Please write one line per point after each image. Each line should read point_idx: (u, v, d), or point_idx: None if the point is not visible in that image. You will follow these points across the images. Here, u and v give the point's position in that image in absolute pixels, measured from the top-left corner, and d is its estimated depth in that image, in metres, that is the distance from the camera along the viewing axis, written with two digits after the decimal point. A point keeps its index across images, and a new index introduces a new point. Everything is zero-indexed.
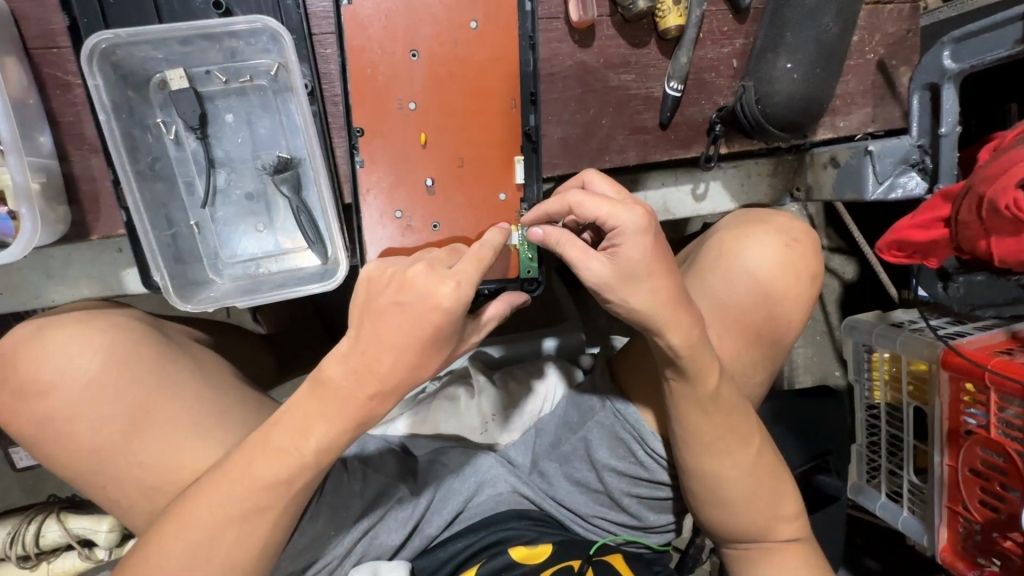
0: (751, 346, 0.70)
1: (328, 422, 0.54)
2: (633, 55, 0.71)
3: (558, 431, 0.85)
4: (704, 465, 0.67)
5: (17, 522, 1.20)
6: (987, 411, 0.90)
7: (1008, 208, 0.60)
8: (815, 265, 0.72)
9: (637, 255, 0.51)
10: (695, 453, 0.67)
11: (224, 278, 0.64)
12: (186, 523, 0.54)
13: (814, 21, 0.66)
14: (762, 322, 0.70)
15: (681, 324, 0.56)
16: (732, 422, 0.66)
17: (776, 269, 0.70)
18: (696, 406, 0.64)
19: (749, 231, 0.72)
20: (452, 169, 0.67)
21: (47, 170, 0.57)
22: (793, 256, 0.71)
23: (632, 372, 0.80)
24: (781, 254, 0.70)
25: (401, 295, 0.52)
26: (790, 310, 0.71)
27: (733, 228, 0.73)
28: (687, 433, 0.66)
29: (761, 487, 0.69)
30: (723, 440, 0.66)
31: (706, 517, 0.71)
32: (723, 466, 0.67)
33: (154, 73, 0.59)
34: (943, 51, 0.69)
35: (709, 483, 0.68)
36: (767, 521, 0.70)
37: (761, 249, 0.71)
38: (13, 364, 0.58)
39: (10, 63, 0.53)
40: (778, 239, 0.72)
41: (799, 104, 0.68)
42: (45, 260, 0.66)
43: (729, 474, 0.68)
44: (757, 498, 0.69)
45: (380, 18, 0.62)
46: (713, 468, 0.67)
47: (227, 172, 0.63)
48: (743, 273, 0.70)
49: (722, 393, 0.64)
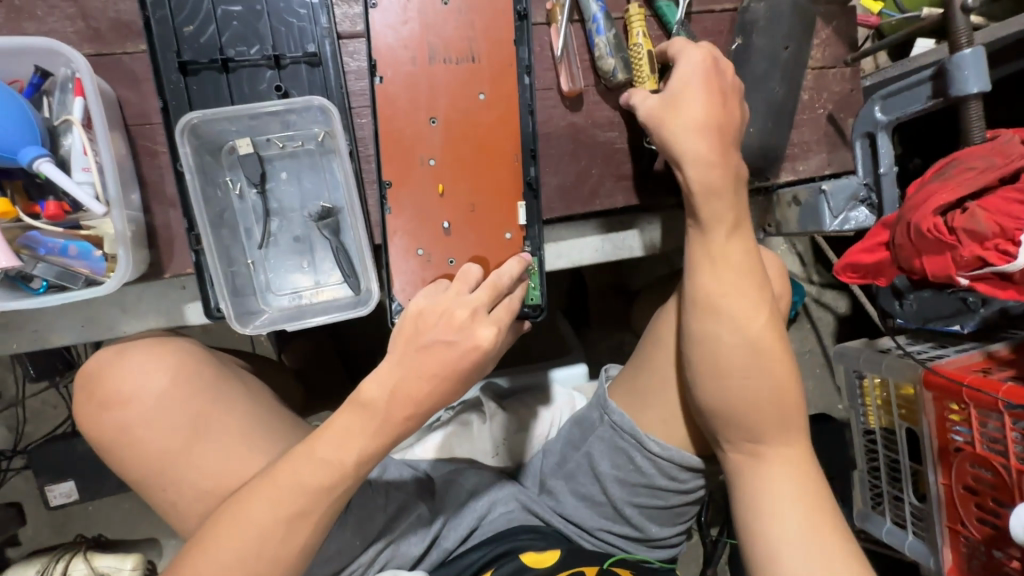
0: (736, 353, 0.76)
1: (361, 424, 0.63)
2: (617, 115, 0.84)
3: (564, 451, 0.92)
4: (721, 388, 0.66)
5: (46, 560, 1.26)
6: (970, 428, 0.96)
7: (931, 230, 0.72)
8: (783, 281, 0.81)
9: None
10: (711, 360, 0.66)
11: (273, 308, 0.75)
12: (241, 519, 0.62)
13: (765, 85, 0.79)
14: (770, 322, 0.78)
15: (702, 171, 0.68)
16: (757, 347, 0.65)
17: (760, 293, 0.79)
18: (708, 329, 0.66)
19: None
20: (465, 213, 0.79)
21: (136, 221, 0.69)
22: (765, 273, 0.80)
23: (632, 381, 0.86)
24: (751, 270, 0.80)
25: (449, 334, 0.63)
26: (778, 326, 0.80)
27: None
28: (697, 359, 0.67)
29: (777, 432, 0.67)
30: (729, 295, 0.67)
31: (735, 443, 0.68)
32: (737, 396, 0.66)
33: (225, 142, 0.72)
34: (874, 106, 0.83)
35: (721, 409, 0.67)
36: (779, 464, 0.66)
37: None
38: (97, 379, 0.67)
39: (116, 137, 0.67)
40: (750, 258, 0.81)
41: (758, 152, 0.81)
42: (121, 296, 0.77)
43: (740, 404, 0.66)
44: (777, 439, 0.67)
45: (406, 93, 0.76)
46: (727, 390, 0.66)
47: (279, 219, 0.75)
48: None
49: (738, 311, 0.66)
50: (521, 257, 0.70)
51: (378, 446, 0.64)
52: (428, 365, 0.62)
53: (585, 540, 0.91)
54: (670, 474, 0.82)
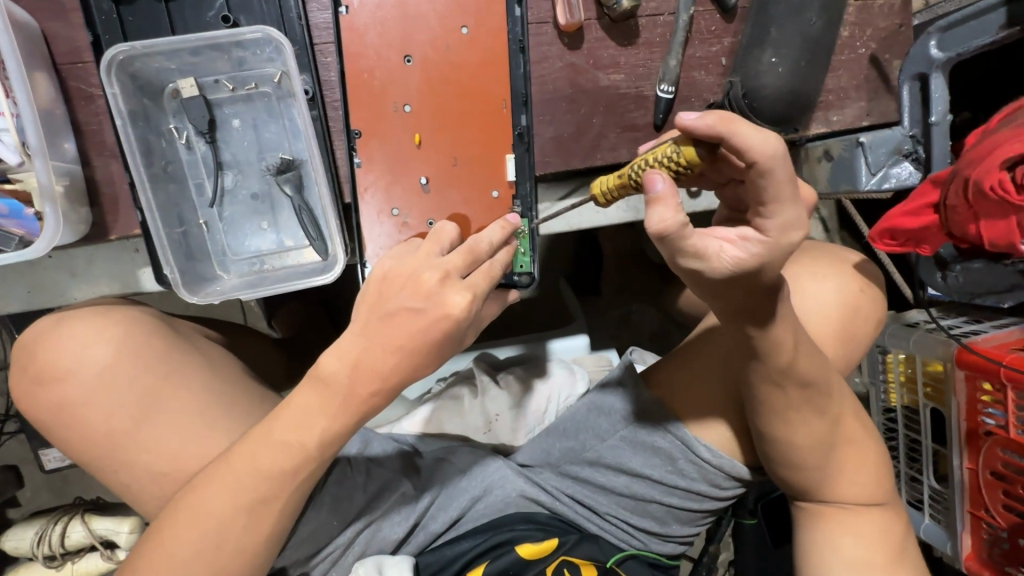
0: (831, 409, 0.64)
1: (323, 403, 0.57)
2: (623, 55, 0.73)
3: (581, 437, 0.82)
4: (782, 434, 0.62)
5: (44, 522, 1.25)
6: (1005, 411, 0.86)
7: (994, 188, 0.62)
8: (879, 311, 0.74)
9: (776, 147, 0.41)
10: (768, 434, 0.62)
11: (232, 274, 0.68)
12: (196, 504, 0.57)
13: (799, 16, 0.67)
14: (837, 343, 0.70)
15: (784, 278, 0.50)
16: (814, 398, 0.60)
17: (837, 307, 0.71)
18: (775, 382, 0.58)
19: (825, 269, 0.73)
20: (446, 167, 0.70)
21: (71, 175, 0.61)
22: (865, 301, 0.72)
23: (679, 393, 0.76)
24: (818, 284, 0.71)
25: (414, 299, 0.55)
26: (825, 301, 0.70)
27: (811, 266, 0.73)
28: (762, 404, 0.60)
29: (844, 464, 0.66)
30: (799, 394, 0.59)
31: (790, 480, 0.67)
32: (798, 438, 0.62)
33: (168, 83, 0.63)
34: (930, 40, 0.71)
35: (780, 448, 0.63)
36: (845, 518, 0.66)
37: (828, 284, 0.71)
38: (34, 352, 0.62)
39: (40, 78, 0.59)
40: (854, 282, 0.73)
41: (787, 97, 0.69)
42: (72, 260, 0.71)
43: (805, 447, 0.63)
44: (841, 477, 0.66)
45: (376, 27, 0.65)
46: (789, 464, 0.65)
47: (234, 173, 0.66)
48: (811, 308, 0.70)
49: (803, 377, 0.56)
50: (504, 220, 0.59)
51: (343, 426, 0.58)
52: (395, 338, 0.55)
53: (591, 522, 0.85)
54: (713, 480, 0.77)
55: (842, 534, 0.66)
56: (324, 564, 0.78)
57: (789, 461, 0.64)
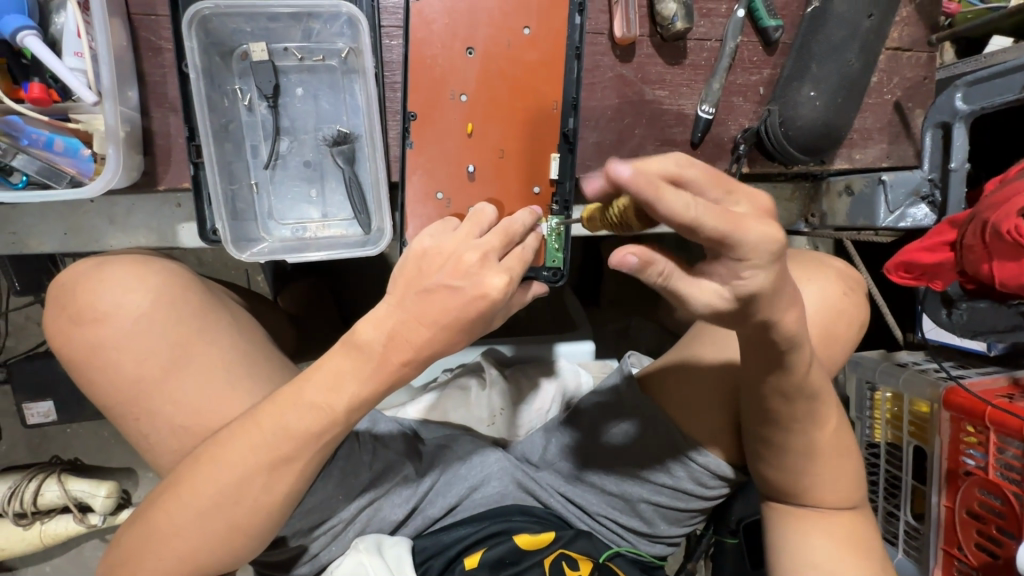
0: (842, 428, 0.66)
1: (354, 368, 0.57)
2: (669, 72, 0.76)
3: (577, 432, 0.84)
4: (785, 440, 0.64)
5: (18, 478, 1.18)
6: (986, 453, 0.90)
7: (1009, 232, 0.67)
8: (863, 314, 0.77)
9: (756, 234, 0.37)
10: (782, 439, 0.64)
11: (273, 237, 0.70)
12: (218, 457, 0.57)
13: (838, 55, 0.72)
14: (819, 345, 0.73)
15: (789, 305, 0.47)
16: (819, 410, 0.63)
17: (828, 313, 0.74)
18: (790, 391, 0.59)
19: (810, 274, 0.76)
20: (493, 158, 0.72)
21: (131, 123, 0.63)
22: (848, 303, 0.75)
23: (669, 386, 0.79)
24: (813, 292, 0.74)
25: (453, 278, 0.54)
26: (843, 328, 0.75)
27: (796, 269, 0.76)
28: (777, 414, 0.62)
29: (841, 482, 0.68)
30: (806, 408, 0.62)
31: (788, 490, 0.69)
32: (798, 445, 0.64)
33: (238, 46, 0.65)
34: (956, 93, 0.76)
35: (781, 454, 0.66)
36: (840, 540, 0.68)
37: (812, 289, 0.74)
38: (72, 293, 0.62)
39: (116, 24, 0.60)
40: (837, 286, 0.76)
41: (819, 128, 0.74)
42: (111, 207, 0.73)
43: (798, 453, 0.65)
44: (833, 493, 0.68)
45: (444, 16, 0.68)
46: (789, 472, 0.67)
47: (289, 140, 0.69)
48: None
49: (809, 385, 0.59)
50: (534, 208, 0.59)
51: (371, 394, 0.58)
52: (430, 313, 0.54)
53: (583, 522, 0.86)
54: (699, 478, 0.78)
55: (841, 554, 0.67)
56: (325, 537, 0.76)
57: (787, 468, 0.67)
